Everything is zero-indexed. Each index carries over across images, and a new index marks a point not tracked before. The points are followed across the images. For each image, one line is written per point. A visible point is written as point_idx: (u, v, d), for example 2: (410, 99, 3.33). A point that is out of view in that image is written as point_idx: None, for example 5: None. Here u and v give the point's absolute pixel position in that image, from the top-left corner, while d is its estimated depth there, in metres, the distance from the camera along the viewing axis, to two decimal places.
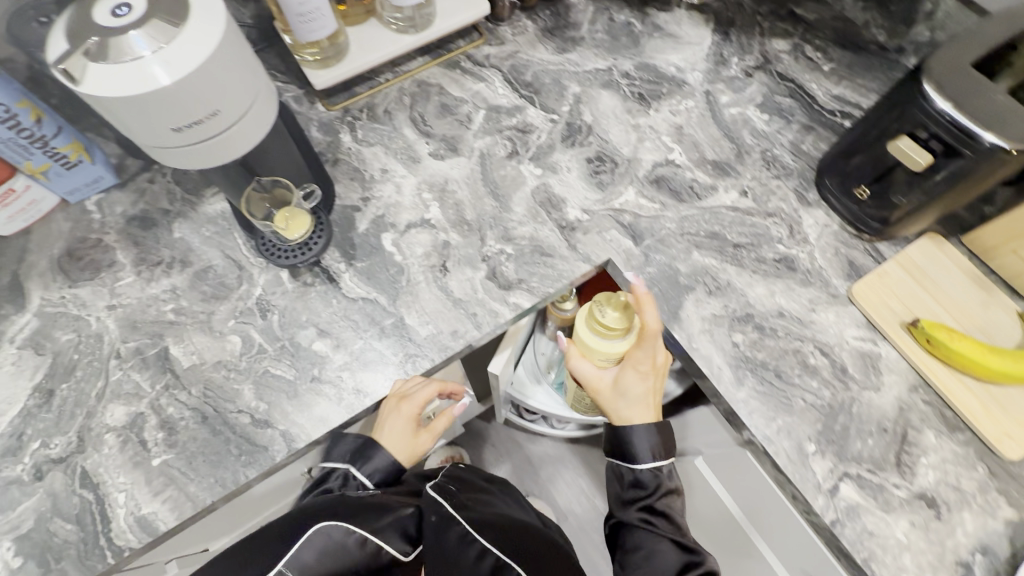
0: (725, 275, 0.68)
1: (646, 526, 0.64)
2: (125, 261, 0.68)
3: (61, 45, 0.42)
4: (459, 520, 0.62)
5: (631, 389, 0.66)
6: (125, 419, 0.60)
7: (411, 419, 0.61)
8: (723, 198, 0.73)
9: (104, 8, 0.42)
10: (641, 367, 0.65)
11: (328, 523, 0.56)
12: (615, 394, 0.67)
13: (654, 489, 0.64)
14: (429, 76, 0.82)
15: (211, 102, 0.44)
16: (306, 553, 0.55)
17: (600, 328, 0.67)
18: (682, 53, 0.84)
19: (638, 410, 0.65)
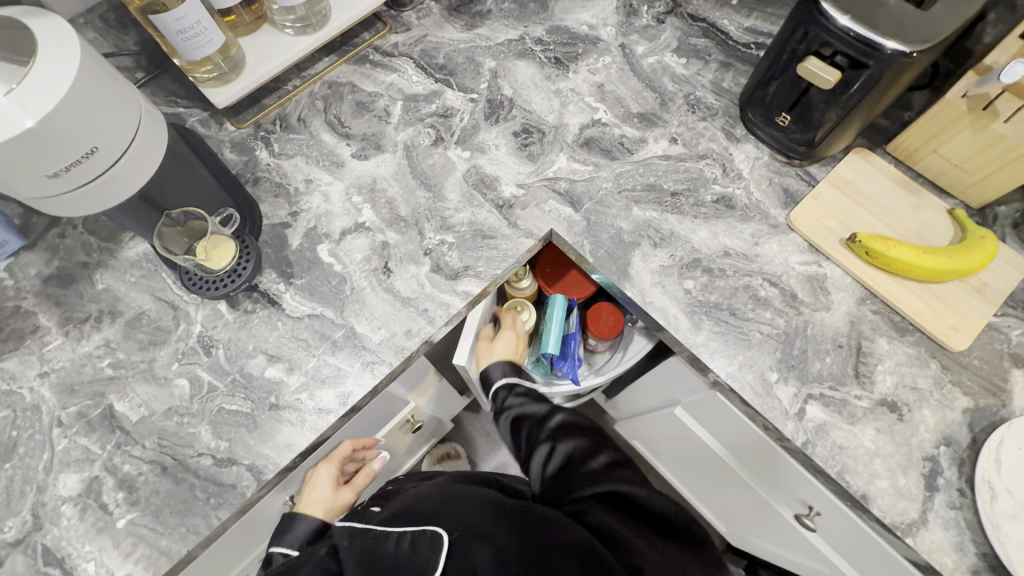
0: (667, 225, 0.68)
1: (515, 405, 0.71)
2: (49, 323, 0.64)
3: None
4: (371, 526, 0.53)
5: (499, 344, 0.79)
6: (79, 486, 0.57)
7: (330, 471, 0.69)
8: (654, 149, 0.73)
9: None
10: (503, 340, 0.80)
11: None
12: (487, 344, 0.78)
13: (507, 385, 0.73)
14: (338, 75, 0.79)
15: (86, 134, 0.41)
16: None
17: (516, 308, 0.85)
18: (592, 9, 0.83)
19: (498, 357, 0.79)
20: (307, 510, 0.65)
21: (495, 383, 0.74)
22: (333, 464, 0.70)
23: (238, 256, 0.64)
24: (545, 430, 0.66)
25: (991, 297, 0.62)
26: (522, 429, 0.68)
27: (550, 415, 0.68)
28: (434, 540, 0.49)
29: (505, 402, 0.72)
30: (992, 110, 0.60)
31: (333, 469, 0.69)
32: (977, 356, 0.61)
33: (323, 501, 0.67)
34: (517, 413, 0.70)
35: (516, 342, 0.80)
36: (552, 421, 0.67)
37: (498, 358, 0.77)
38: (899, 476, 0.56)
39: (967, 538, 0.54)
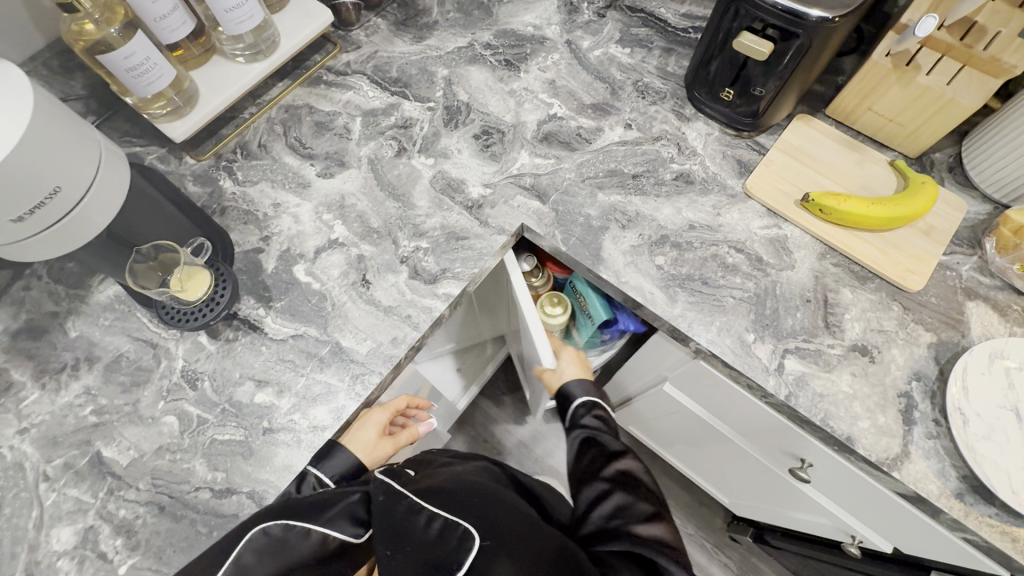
0: (632, 207, 0.70)
1: (591, 428, 0.68)
2: (23, 378, 0.62)
3: None
4: (407, 493, 0.54)
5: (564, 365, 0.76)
6: (74, 538, 0.55)
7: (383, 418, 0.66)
8: (611, 136, 0.75)
9: None
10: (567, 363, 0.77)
11: (272, 523, 0.51)
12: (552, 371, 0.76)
13: (590, 404, 0.72)
14: (294, 99, 0.79)
15: (42, 179, 0.41)
16: (245, 555, 0.50)
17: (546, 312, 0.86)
18: (535, 11, 0.86)
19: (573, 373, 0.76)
20: (350, 444, 0.62)
21: (574, 401, 0.72)
22: (386, 410, 0.67)
23: (214, 284, 0.64)
24: (607, 464, 0.62)
25: (939, 238, 0.66)
26: (587, 452, 0.65)
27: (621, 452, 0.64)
28: (463, 537, 0.49)
29: (580, 419, 0.70)
30: (915, 64, 0.64)
31: (385, 414, 0.66)
32: (934, 293, 0.65)
33: (366, 442, 0.63)
34: (589, 435, 0.67)
35: (580, 360, 0.78)
36: (618, 460, 0.63)
37: (571, 377, 0.75)
38: (878, 414, 0.59)
39: (948, 464, 0.57)
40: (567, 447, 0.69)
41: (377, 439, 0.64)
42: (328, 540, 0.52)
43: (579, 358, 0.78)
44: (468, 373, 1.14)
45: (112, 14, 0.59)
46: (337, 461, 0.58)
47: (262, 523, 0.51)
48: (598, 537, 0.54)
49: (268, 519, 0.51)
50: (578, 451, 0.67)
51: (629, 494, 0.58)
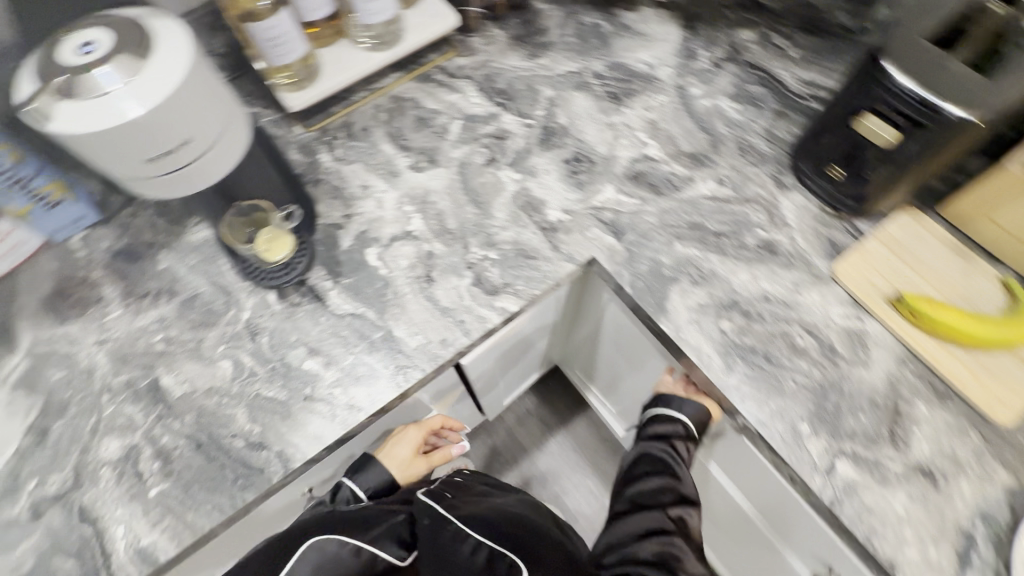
0: (708, 264, 0.69)
1: (670, 455, 0.68)
2: (113, 295, 0.69)
3: (29, 86, 0.41)
4: (451, 519, 0.59)
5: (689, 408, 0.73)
6: (119, 452, 0.60)
7: (417, 435, 0.75)
8: (701, 189, 0.74)
9: (69, 46, 0.41)
10: None
11: (320, 538, 0.55)
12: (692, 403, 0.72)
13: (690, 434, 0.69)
14: (404, 91, 0.83)
15: (171, 135, 0.43)
16: (302, 567, 0.53)
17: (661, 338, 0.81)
18: (652, 50, 0.86)
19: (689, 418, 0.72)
20: (385, 461, 0.72)
21: (673, 412, 0.68)
22: (421, 431, 0.76)
23: (296, 247, 0.68)
24: (667, 500, 0.65)
25: None
26: (654, 478, 0.67)
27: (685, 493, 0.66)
28: (509, 569, 0.54)
29: (671, 438, 0.69)
30: None
31: (419, 435, 0.75)
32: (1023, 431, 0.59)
33: (400, 459, 0.73)
34: (663, 456, 0.68)
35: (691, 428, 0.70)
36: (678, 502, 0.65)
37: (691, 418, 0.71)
38: (929, 546, 0.54)
39: None
40: (630, 447, 0.72)
41: (411, 458, 0.74)
42: (377, 560, 0.57)
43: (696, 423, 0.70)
44: (525, 382, 1.17)
45: None
46: (369, 476, 0.70)
47: (317, 538, 0.55)
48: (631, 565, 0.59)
49: (322, 535, 0.56)
50: (649, 464, 0.68)
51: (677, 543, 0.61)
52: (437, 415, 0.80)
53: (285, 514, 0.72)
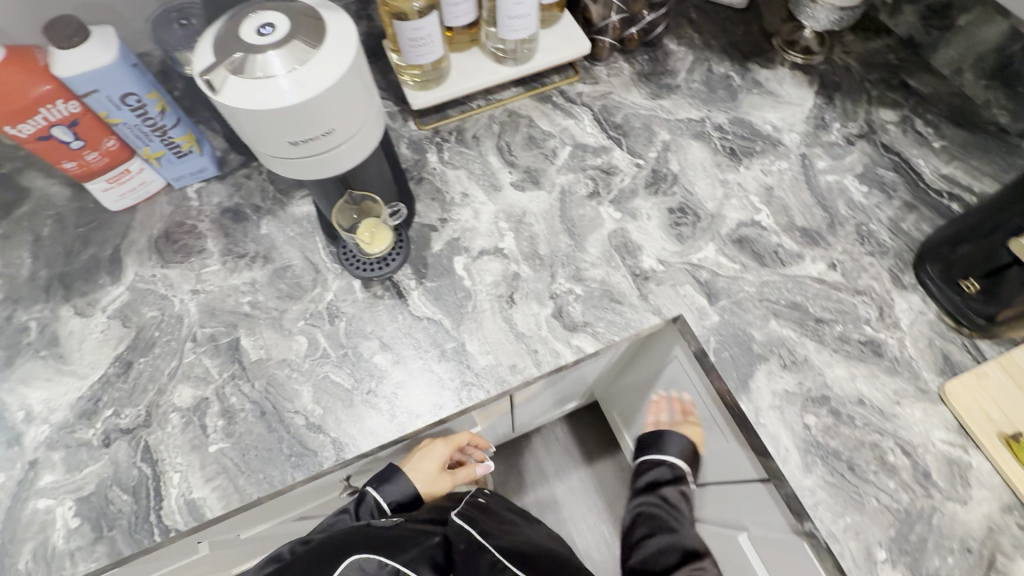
0: (803, 350, 0.64)
1: (665, 506, 0.74)
2: (213, 250, 0.72)
3: (207, 56, 0.43)
4: (489, 549, 0.64)
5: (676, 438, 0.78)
6: (190, 401, 0.62)
7: (445, 450, 0.72)
8: (809, 268, 0.69)
9: (250, 25, 0.43)
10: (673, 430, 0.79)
11: (360, 556, 0.56)
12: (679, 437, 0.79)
13: (677, 478, 0.76)
14: (520, 107, 0.83)
15: (318, 125, 0.44)
16: None
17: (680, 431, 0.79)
18: (780, 111, 0.82)
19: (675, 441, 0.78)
20: (411, 473, 0.69)
21: (668, 458, 0.75)
22: (447, 445, 0.72)
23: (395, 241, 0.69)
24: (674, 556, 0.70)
25: None
26: (654, 536, 0.73)
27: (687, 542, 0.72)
28: None
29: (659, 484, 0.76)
30: None
31: (446, 450, 0.72)
32: None
33: (425, 474, 0.69)
34: (659, 503, 0.74)
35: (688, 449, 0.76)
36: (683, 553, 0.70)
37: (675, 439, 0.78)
38: None
39: None
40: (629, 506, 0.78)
41: (436, 473, 0.70)
42: None
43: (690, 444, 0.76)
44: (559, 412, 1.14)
45: None
46: (395, 488, 0.67)
47: (359, 557, 0.56)
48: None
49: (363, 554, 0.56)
50: (648, 520, 0.75)
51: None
52: (465, 432, 0.76)
53: (319, 493, 0.72)
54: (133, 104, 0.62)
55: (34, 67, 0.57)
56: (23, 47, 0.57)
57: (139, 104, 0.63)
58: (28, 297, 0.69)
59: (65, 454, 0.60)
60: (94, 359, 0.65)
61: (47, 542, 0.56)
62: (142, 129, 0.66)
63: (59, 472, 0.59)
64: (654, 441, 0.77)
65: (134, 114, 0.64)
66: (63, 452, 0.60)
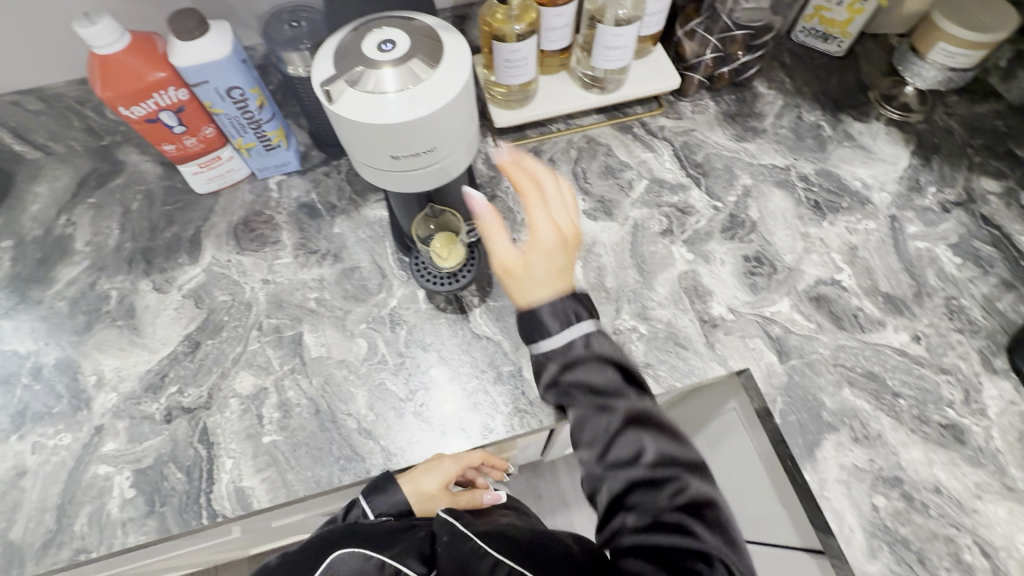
0: (877, 425, 0.61)
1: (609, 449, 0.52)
2: (287, 243, 0.74)
3: (328, 67, 0.45)
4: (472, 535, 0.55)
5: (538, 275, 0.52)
6: (250, 389, 0.64)
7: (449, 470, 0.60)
8: (890, 337, 0.66)
9: (372, 40, 0.44)
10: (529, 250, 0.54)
11: (346, 551, 0.53)
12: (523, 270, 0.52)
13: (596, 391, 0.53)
14: (600, 134, 0.82)
15: (419, 143, 0.45)
16: None
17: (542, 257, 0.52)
18: (871, 168, 0.79)
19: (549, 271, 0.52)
20: (405, 487, 0.58)
21: (550, 339, 0.53)
22: (456, 464, 0.61)
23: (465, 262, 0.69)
24: (599, 442, 0.53)
25: None
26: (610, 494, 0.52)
27: (618, 416, 0.53)
28: None
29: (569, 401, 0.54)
30: None
31: (453, 468, 0.60)
32: None
33: (422, 491, 0.58)
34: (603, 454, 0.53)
35: (566, 280, 0.53)
36: (613, 432, 0.52)
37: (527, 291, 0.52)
38: None
39: None
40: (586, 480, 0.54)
41: (437, 491, 0.60)
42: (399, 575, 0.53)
43: (561, 245, 0.53)
44: None
45: (524, 14, 0.64)
46: (388, 498, 0.57)
47: (343, 549, 0.53)
48: (618, 524, 0.51)
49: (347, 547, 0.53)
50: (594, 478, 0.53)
51: (636, 481, 0.51)
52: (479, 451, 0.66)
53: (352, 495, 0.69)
54: (236, 96, 0.65)
55: (155, 56, 0.60)
56: (146, 34, 0.60)
57: (241, 98, 0.65)
58: (112, 267, 0.73)
59: (129, 424, 0.62)
60: (165, 335, 0.67)
61: (102, 508, 0.57)
62: (240, 120, 0.69)
63: (121, 441, 0.61)
64: (530, 322, 0.53)
65: (235, 106, 0.66)
66: (127, 422, 0.62)
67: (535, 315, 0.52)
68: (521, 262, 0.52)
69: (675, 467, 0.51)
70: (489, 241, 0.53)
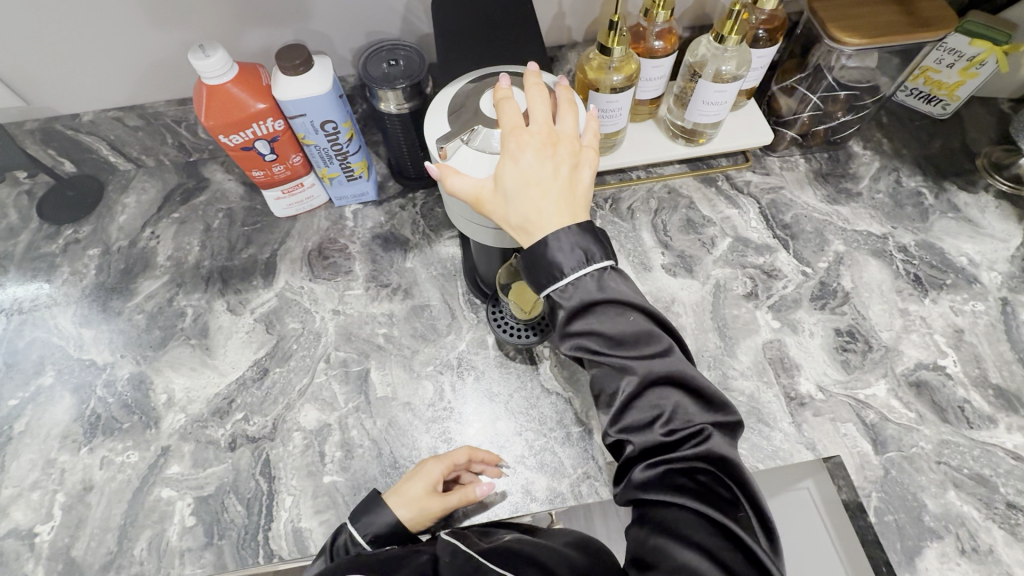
0: (987, 537, 0.55)
1: (627, 407, 0.44)
2: (359, 274, 0.74)
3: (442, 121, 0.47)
4: (474, 554, 0.45)
5: (515, 186, 0.42)
6: (314, 424, 0.63)
7: (433, 473, 0.56)
8: (1003, 438, 0.60)
9: (487, 101, 0.47)
10: (514, 154, 0.43)
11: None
12: (501, 184, 0.43)
13: (611, 337, 0.43)
14: (682, 186, 0.79)
15: None
16: None
17: (536, 167, 0.43)
18: (980, 244, 0.73)
19: (547, 194, 0.42)
20: (393, 500, 0.54)
21: (559, 282, 0.43)
22: (440, 464, 0.56)
23: (545, 315, 0.67)
24: (615, 402, 0.44)
25: None
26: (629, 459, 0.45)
27: (639, 376, 0.43)
28: None
29: (580, 344, 0.44)
30: None
31: (435, 468, 0.56)
32: None
33: (411, 498, 0.54)
34: (618, 416, 0.44)
35: (566, 197, 0.43)
36: (632, 393, 0.43)
37: (512, 210, 0.43)
38: None
39: None
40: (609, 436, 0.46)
41: (426, 496, 0.54)
42: None
43: (548, 146, 0.44)
44: None
45: (625, 66, 0.62)
46: (376, 518, 0.53)
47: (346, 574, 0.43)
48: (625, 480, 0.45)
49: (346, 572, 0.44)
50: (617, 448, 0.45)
51: (657, 446, 0.43)
52: (465, 447, 0.59)
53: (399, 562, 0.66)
54: (328, 130, 0.65)
55: (258, 87, 0.61)
56: (251, 66, 0.62)
57: (333, 131, 0.66)
58: (189, 283, 0.74)
59: (194, 448, 0.62)
60: (234, 359, 0.68)
61: (162, 534, 0.58)
62: (328, 152, 0.69)
63: (185, 464, 0.61)
64: (538, 265, 0.43)
65: (326, 139, 0.67)
66: (192, 445, 0.62)
67: (534, 250, 0.43)
68: (492, 186, 0.43)
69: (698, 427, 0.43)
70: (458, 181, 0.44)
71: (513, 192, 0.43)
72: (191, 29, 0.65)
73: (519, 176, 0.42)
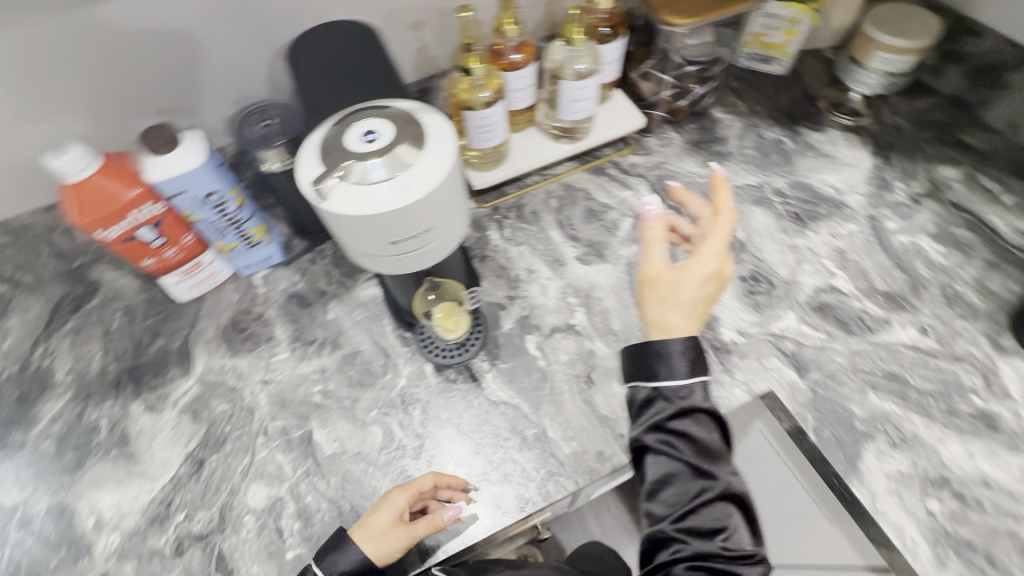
0: (910, 426, 0.61)
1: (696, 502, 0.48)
2: (282, 337, 0.72)
3: (315, 166, 0.47)
4: None
5: (683, 295, 0.51)
6: (265, 501, 0.60)
7: (398, 503, 0.54)
8: (900, 334, 0.67)
9: (354, 134, 0.47)
10: (707, 274, 0.51)
11: None
12: (670, 288, 0.52)
13: (698, 446, 0.49)
14: (576, 180, 0.83)
15: (413, 225, 0.46)
16: None
17: (702, 293, 0.52)
18: (840, 173, 0.82)
19: (687, 313, 0.52)
20: (360, 536, 0.52)
21: (681, 385, 0.50)
22: (405, 492, 0.55)
23: (470, 330, 0.68)
24: (688, 497, 0.48)
25: None
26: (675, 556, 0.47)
27: (718, 486, 0.48)
28: None
29: (669, 437, 0.50)
30: None
31: (399, 496, 0.55)
32: None
33: (375, 531, 0.53)
34: (683, 510, 0.48)
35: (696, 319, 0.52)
36: (706, 498, 0.48)
37: (669, 310, 0.51)
38: None
39: None
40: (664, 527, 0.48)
41: (391, 527, 0.53)
42: None
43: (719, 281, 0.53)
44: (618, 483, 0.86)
45: (489, 82, 0.66)
46: (341, 556, 0.52)
47: None
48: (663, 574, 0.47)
49: None
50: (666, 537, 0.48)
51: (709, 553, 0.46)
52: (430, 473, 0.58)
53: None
54: (214, 200, 0.63)
55: (127, 174, 0.59)
56: (116, 156, 0.59)
57: (219, 201, 0.64)
58: (97, 393, 0.69)
59: (138, 565, 0.57)
60: (163, 459, 0.63)
61: None
62: (220, 224, 0.67)
63: None
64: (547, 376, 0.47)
65: (214, 211, 0.65)
66: (136, 563, 0.57)
67: (655, 345, 0.51)
68: (671, 280, 0.52)
69: (755, 555, 0.48)
70: (650, 251, 0.55)
71: (668, 300, 0.51)
72: (62, 122, 0.65)
73: (686, 291, 0.51)
